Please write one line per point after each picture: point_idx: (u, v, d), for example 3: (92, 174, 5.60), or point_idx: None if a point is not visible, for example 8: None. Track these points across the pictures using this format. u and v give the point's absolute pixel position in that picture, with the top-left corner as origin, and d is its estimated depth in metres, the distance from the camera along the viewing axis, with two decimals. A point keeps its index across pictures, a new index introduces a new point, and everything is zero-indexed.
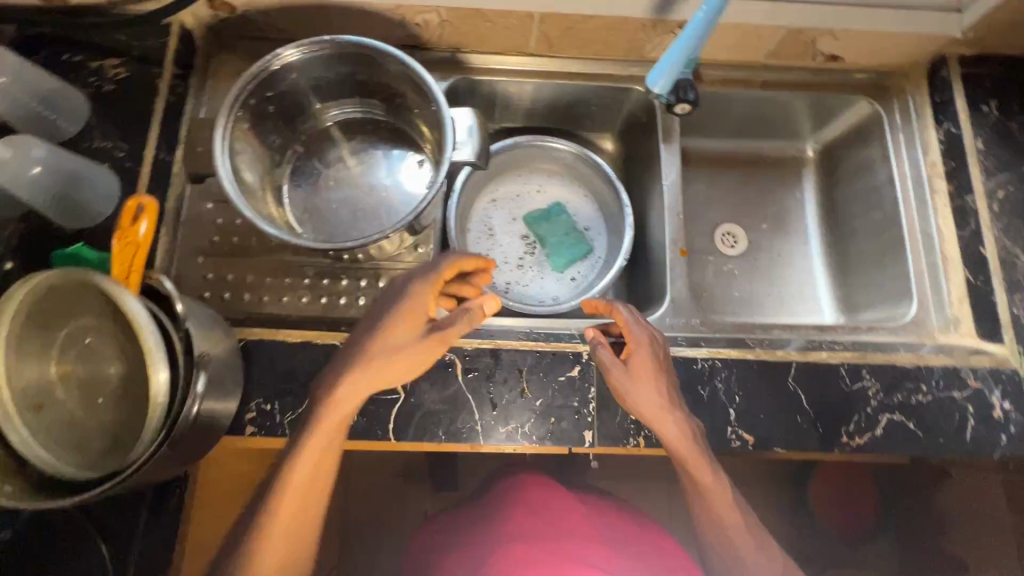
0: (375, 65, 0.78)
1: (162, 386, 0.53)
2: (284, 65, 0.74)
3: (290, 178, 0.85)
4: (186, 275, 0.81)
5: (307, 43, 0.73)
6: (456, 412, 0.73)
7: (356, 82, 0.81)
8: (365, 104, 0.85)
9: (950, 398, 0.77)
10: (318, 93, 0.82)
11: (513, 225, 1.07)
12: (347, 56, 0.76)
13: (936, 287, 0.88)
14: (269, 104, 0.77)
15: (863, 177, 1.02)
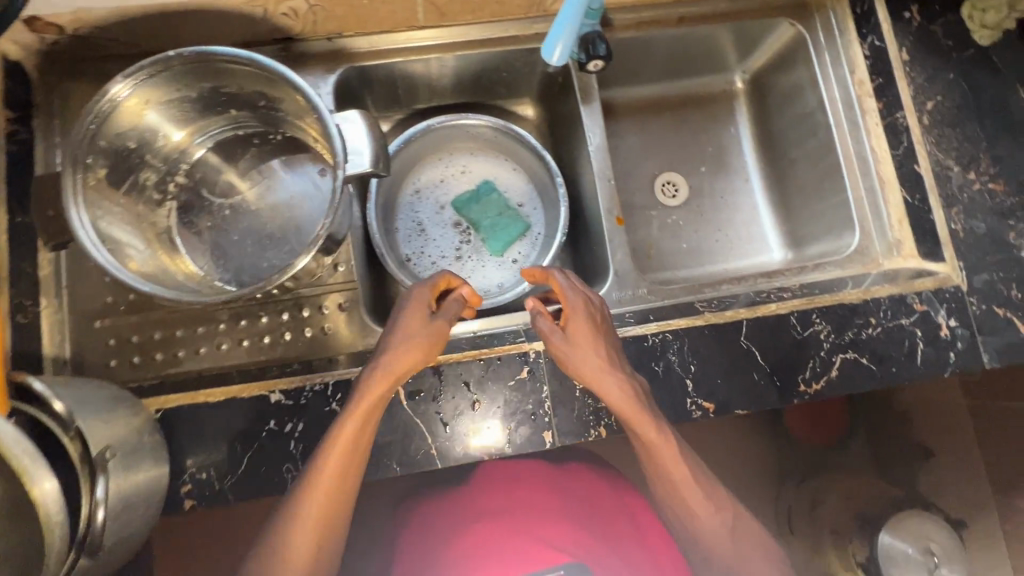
0: (238, 76, 0.68)
1: (53, 497, 0.46)
2: (128, 96, 0.64)
3: (178, 215, 0.76)
4: (83, 345, 0.73)
5: (150, 63, 0.62)
6: (407, 440, 0.69)
7: (225, 97, 0.71)
8: (245, 118, 0.75)
9: (899, 326, 0.77)
10: (183, 117, 0.72)
11: (443, 216, 1.00)
12: (205, 69, 0.66)
13: (876, 212, 0.87)
14: (126, 141, 0.67)
15: (794, 105, 0.97)
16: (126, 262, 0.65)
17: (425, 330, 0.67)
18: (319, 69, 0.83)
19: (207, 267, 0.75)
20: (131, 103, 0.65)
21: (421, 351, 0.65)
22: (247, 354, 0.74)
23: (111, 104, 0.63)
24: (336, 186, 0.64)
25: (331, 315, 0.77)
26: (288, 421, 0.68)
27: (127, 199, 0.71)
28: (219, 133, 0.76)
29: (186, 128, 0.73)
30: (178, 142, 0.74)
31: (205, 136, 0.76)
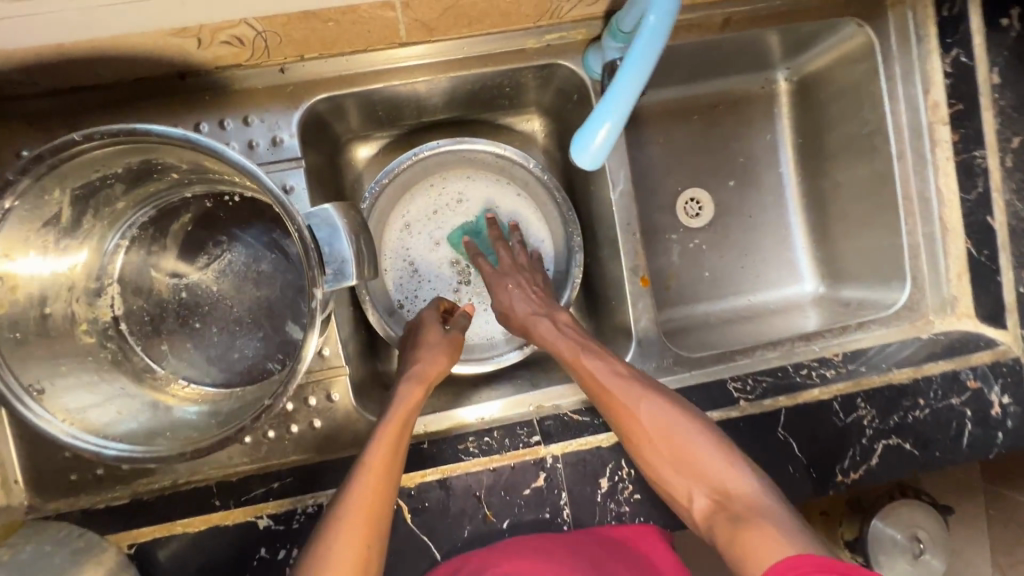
0: (172, 150, 0.52)
1: None
2: (31, 195, 0.50)
3: (125, 300, 0.63)
4: (38, 459, 0.63)
5: (51, 151, 0.47)
6: (412, 559, 0.63)
7: (160, 166, 0.56)
8: (190, 181, 0.61)
9: (948, 406, 0.70)
10: (110, 194, 0.57)
11: (439, 253, 0.85)
12: (128, 148, 0.51)
13: (933, 262, 0.77)
14: (42, 240, 0.54)
15: (848, 121, 0.82)
16: (64, 393, 0.54)
17: (445, 338, 0.71)
18: (279, 104, 0.66)
19: (168, 362, 0.64)
20: (36, 198, 0.50)
21: (448, 359, 0.69)
22: (229, 458, 0.65)
23: (9, 206, 0.49)
24: (312, 307, 0.52)
25: (320, 408, 0.67)
26: (281, 547, 0.61)
27: (57, 301, 0.57)
28: (162, 196, 0.63)
29: (121, 200, 0.59)
30: (110, 215, 0.60)
31: (146, 199, 0.62)
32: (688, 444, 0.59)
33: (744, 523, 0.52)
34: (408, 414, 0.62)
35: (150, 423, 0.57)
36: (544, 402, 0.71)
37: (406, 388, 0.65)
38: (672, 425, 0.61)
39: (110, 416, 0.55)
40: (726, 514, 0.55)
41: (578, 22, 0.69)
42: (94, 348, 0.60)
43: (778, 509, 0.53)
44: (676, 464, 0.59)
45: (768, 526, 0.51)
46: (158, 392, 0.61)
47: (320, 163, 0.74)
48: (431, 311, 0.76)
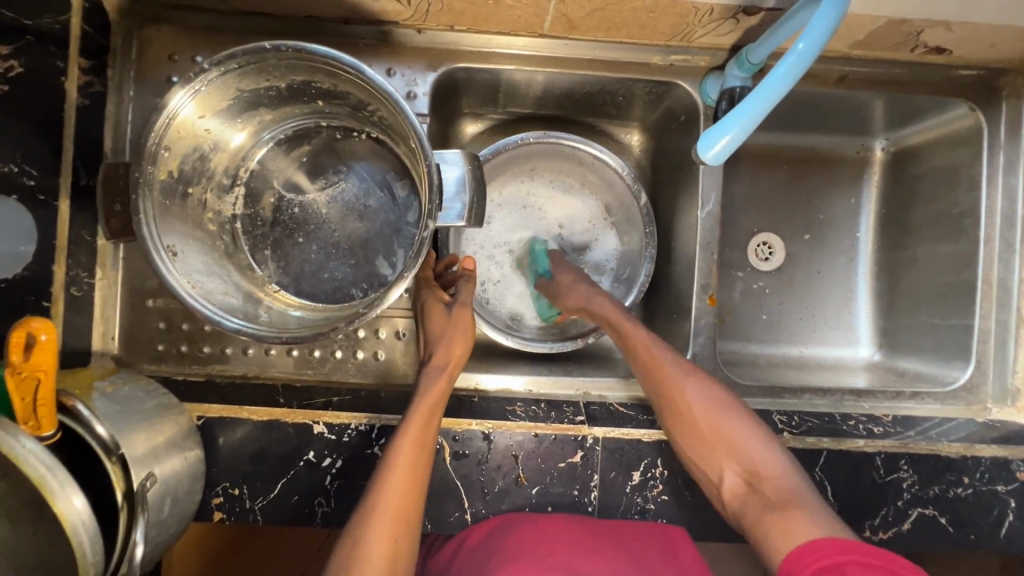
0: (333, 76, 0.59)
1: (80, 519, 0.44)
2: (212, 86, 0.57)
3: (245, 203, 0.70)
4: (136, 324, 0.70)
5: (243, 52, 0.54)
6: (443, 499, 0.66)
7: (315, 90, 0.63)
8: (332, 112, 0.68)
9: (992, 492, 0.69)
10: (266, 105, 0.64)
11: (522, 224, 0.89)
12: (300, 66, 0.58)
13: (1001, 350, 0.77)
14: (205, 127, 0.62)
15: (939, 200, 0.84)
16: (184, 264, 0.61)
17: (452, 322, 0.67)
18: (420, 63, 0.73)
19: (267, 265, 0.70)
20: (216, 89, 0.58)
21: (463, 343, 0.67)
22: (294, 366, 0.71)
23: (197, 88, 0.57)
24: (421, 237, 0.56)
25: (387, 341, 0.73)
26: (327, 456, 0.65)
27: (197, 185, 0.65)
28: (305, 120, 0.69)
29: (271, 114, 0.66)
30: (258, 123, 0.67)
31: (290, 120, 0.69)
32: (720, 425, 0.62)
33: (772, 508, 0.54)
34: (428, 412, 0.61)
35: (244, 310, 0.63)
36: (591, 388, 0.75)
37: (428, 380, 0.64)
38: (705, 408, 0.63)
39: (217, 291, 0.63)
40: (754, 494, 0.57)
41: (704, 50, 0.74)
42: (214, 235, 0.67)
43: (815, 502, 0.53)
44: (715, 443, 0.62)
45: (796, 510, 0.52)
46: (255, 288, 0.68)
47: (437, 127, 0.81)
48: (426, 291, 0.71)
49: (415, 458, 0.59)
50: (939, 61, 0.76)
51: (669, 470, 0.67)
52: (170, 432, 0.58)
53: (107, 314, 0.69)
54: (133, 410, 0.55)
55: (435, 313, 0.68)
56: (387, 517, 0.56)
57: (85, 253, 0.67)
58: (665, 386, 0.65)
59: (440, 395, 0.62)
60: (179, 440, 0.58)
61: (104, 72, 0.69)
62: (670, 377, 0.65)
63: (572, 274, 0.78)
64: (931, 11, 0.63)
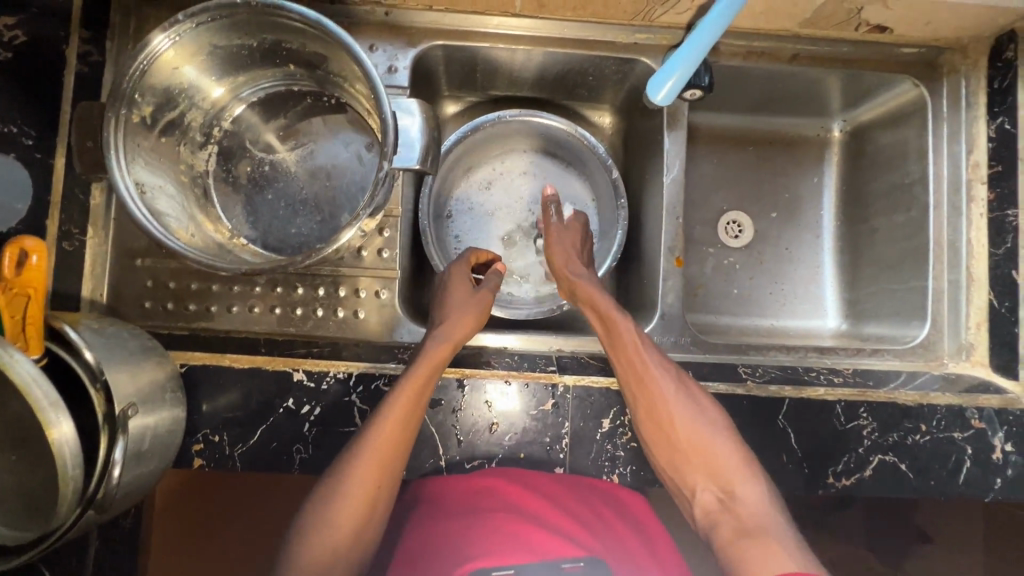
0: (304, 35, 0.64)
1: (67, 440, 0.46)
2: (187, 36, 0.61)
3: (218, 161, 0.74)
4: (124, 283, 0.72)
5: (215, 6, 0.59)
6: (419, 446, 0.68)
7: (286, 50, 0.67)
8: (302, 76, 0.72)
9: (949, 438, 0.72)
10: (241, 65, 0.68)
11: (506, 197, 0.94)
12: (270, 23, 0.62)
13: (955, 308, 0.81)
14: (179, 80, 0.65)
15: (892, 173, 0.89)
16: (154, 208, 0.63)
17: (472, 300, 0.73)
18: (401, 41, 0.79)
19: (236, 219, 0.73)
20: (191, 41, 0.62)
21: (475, 319, 0.71)
22: (277, 322, 0.74)
23: (172, 37, 0.60)
24: (378, 175, 0.60)
25: (367, 300, 0.76)
26: (306, 403, 0.67)
27: (172, 136, 0.68)
28: (276, 84, 0.73)
29: (243, 75, 0.70)
30: (233, 82, 0.70)
31: (262, 83, 0.73)
32: (698, 435, 0.65)
33: (745, 533, 0.58)
34: (427, 373, 0.65)
35: (212, 254, 0.66)
36: (563, 346, 0.77)
37: (431, 347, 0.67)
38: (685, 419, 0.65)
39: (185, 235, 0.65)
40: (726, 515, 0.61)
41: (665, 29, 0.80)
42: (185, 186, 0.70)
43: (783, 529, 0.58)
44: (693, 459, 0.65)
45: (770, 541, 0.56)
46: (224, 240, 0.71)
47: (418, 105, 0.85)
48: (461, 266, 0.77)
49: (407, 414, 0.63)
50: (884, 40, 0.82)
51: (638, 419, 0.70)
52: (154, 371, 0.60)
53: (97, 272, 0.72)
54: (117, 346, 0.57)
55: (460, 287, 0.74)
56: (371, 461, 0.61)
57: (77, 210, 0.70)
58: (649, 395, 0.66)
59: (439, 362, 0.65)
60: (162, 381, 0.61)
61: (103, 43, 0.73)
62: (656, 387, 0.66)
63: (570, 243, 0.81)
64: None
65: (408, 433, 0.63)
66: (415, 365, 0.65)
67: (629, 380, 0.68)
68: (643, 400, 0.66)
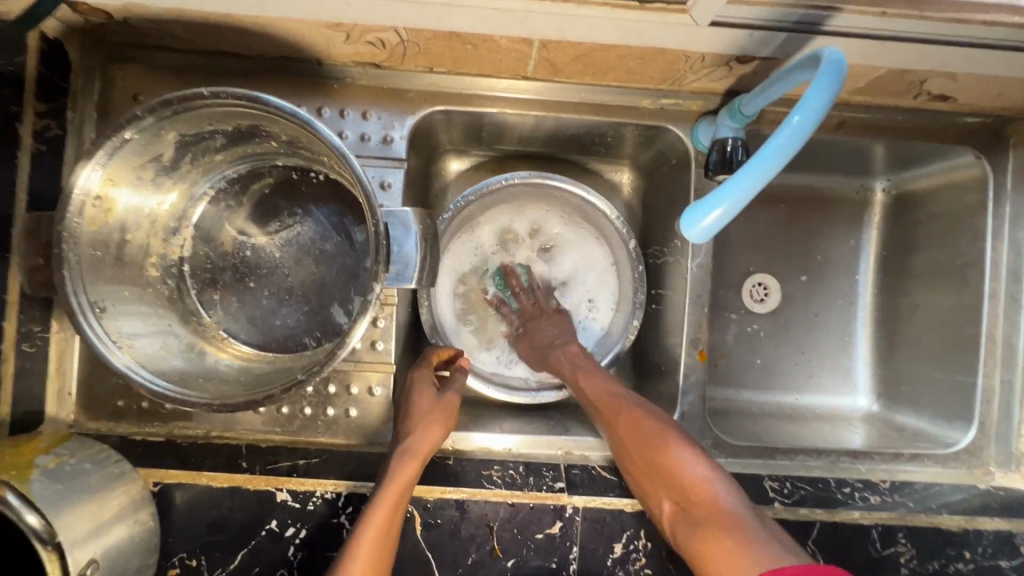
0: (284, 123, 0.56)
1: None
2: (145, 132, 0.53)
3: (194, 245, 0.66)
4: (94, 379, 0.66)
5: (177, 100, 0.51)
6: (413, 572, 0.62)
7: (264, 133, 0.59)
8: (284, 153, 0.65)
9: (995, 567, 0.66)
10: (215, 146, 0.61)
11: (513, 259, 0.84)
12: (240, 113, 0.54)
13: (1006, 410, 0.74)
14: (140, 175, 0.57)
15: (940, 248, 0.81)
16: (114, 324, 0.56)
17: (438, 406, 0.62)
18: (399, 105, 0.70)
19: (216, 312, 0.66)
20: (148, 138, 0.54)
21: (442, 430, 0.61)
22: (262, 424, 0.67)
23: (128, 137, 0.52)
24: (367, 298, 0.53)
25: (359, 397, 0.69)
26: (291, 525, 0.62)
27: (139, 230, 0.60)
28: (250, 163, 0.66)
29: (218, 154, 0.63)
30: (189, 180, 0.63)
31: (230, 165, 0.66)
32: (651, 441, 0.58)
33: (703, 538, 0.49)
34: (392, 511, 0.55)
35: (185, 365, 0.60)
36: (573, 448, 0.71)
37: (396, 470, 0.57)
38: (645, 427, 0.59)
39: (153, 347, 0.58)
40: (691, 523, 0.52)
41: (696, 95, 0.71)
42: (156, 282, 0.63)
43: (748, 523, 0.48)
44: (651, 471, 0.57)
45: (728, 538, 0.47)
46: (201, 339, 0.64)
47: (416, 169, 0.77)
48: (423, 368, 0.67)
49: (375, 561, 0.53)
50: (943, 108, 0.72)
51: (653, 542, 0.64)
52: (121, 507, 0.54)
53: (64, 369, 0.65)
54: (76, 489, 0.51)
55: (421, 391, 0.63)
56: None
57: (39, 307, 0.63)
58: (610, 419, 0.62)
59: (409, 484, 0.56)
60: (132, 516, 0.55)
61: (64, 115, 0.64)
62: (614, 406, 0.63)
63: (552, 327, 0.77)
64: (934, 64, 0.60)
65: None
66: (377, 495, 0.56)
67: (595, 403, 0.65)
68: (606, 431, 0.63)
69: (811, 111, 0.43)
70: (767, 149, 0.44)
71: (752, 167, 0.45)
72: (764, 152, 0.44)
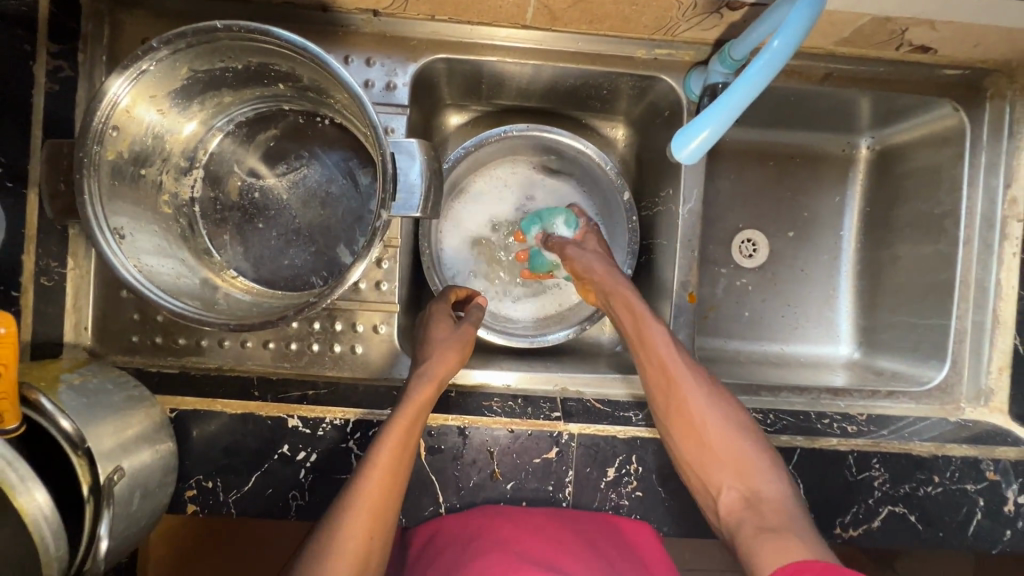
0: (294, 60, 0.58)
1: (42, 511, 0.46)
2: (161, 64, 0.55)
3: (205, 186, 0.69)
4: (110, 315, 0.69)
5: (193, 32, 0.53)
6: (418, 493, 0.66)
7: (274, 72, 0.62)
8: (292, 95, 0.67)
9: (962, 490, 0.70)
10: (226, 84, 0.63)
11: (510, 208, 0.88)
12: (254, 48, 0.57)
13: (978, 349, 0.78)
14: (156, 108, 0.59)
15: (921, 200, 0.85)
16: (133, 254, 0.59)
17: (454, 335, 0.69)
18: (401, 53, 0.72)
19: (226, 250, 0.69)
20: (165, 70, 0.56)
21: (458, 356, 0.68)
22: (271, 359, 0.71)
23: (145, 68, 0.54)
24: (375, 226, 0.56)
25: (365, 335, 0.72)
26: (302, 449, 0.65)
27: (152, 166, 0.63)
28: (261, 105, 0.68)
29: (229, 95, 0.65)
30: (209, 110, 0.65)
31: (242, 105, 0.68)
32: (726, 436, 0.63)
33: (767, 530, 0.54)
34: (416, 412, 0.62)
35: (200, 295, 0.63)
36: (569, 384, 0.75)
37: (416, 386, 0.64)
38: (723, 424, 0.64)
39: (169, 276, 0.61)
40: (750, 512, 0.58)
41: (689, 45, 0.74)
42: (169, 218, 0.65)
43: (806, 523, 0.55)
44: (719, 457, 0.62)
45: (796, 535, 0.52)
46: (212, 274, 0.67)
47: (419, 119, 0.79)
48: (440, 304, 0.74)
49: (397, 459, 0.60)
50: (925, 60, 0.76)
51: (644, 467, 0.68)
52: (142, 424, 0.57)
53: (80, 305, 0.68)
54: (99, 403, 0.54)
55: (440, 322, 0.71)
56: (368, 506, 0.57)
57: (56, 242, 0.65)
58: (674, 395, 0.65)
59: (430, 397, 0.63)
60: (153, 434, 0.58)
61: (76, 57, 0.66)
62: (685, 388, 0.65)
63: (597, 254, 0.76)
64: (914, 9, 0.63)
65: (400, 477, 0.60)
66: (400, 407, 0.62)
67: (653, 375, 0.67)
68: (675, 404, 0.65)
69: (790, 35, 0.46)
70: (748, 72, 0.47)
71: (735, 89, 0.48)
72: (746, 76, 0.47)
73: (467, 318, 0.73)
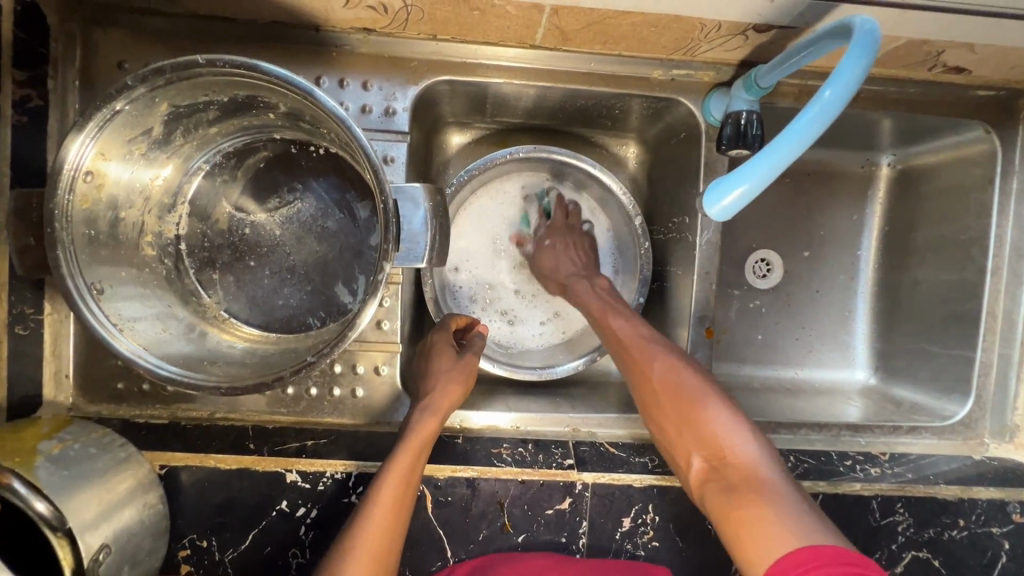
0: (285, 94, 0.53)
1: None
2: (137, 102, 0.50)
3: (191, 223, 0.64)
4: (93, 361, 0.65)
5: (171, 67, 0.47)
6: (425, 547, 0.63)
7: (263, 104, 0.57)
8: (283, 125, 0.62)
9: (987, 533, 0.68)
10: (210, 117, 0.58)
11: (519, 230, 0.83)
12: (239, 82, 0.52)
13: (1003, 382, 0.76)
14: (134, 147, 0.55)
15: (945, 225, 0.81)
16: (112, 307, 0.55)
17: (458, 365, 0.66)
18: (400, 75, 0.67)
19: (216, 292, 0.64)
20: (142, 108, 0.51)
21: (462, 387, 0.65)
22: (265, 404, 0.67)
23: (119, 108, 0.49)
24: (378, 278, 0.51)
25: (366, 377, 0.68)
26: (302, 505, 0.61)
27: (132, 207, 0.58)
28: (249, 135, 0.63)
29: (213, 127, 0.60)
30: (187, 148, 0.60)
31: (229, 136, 0.63)
32: (685, 402, 0.59)
33: (733, 501, 0.50)
34: (421, 446, 0.59)
35: (187, 346, 0.58)
36: (580, 425, 0.72)
37: (419, 418, 0.61)
38: (682, 391, 0.60)
39: (155, 329, 0.57)
40: (717, 481, 0.53)
41: (708, 65, 0.69)
42: (152, 261, 0.61)
43: (776, 489, 0.49)
44: (681, 429, 0.58)
45: (763, 503, 0.48)
46: (201, 319, 0.63)
47: (419, 142, 0.74)
48: (442, 333, 0.71)
49: (400, 500, 0.56)
50: (956, 80, 0.71)
51: (661, 516, 0.65)
52: (129, 490, 0.54)
53: (59, 352, 0.63)
54: (81, 473, 0.50)
55: (442, 352, 0.68)
56: (369, 546, 0.53)
57: (29, 288, 0.60)
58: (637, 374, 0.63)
59: (432, 432, 0.60)
60: (143, 499, 0.54)
61: (45, 84, 0.60)
62: (645, 366, 0.63)
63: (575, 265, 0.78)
64: (955, 34, 0.58)
65: (402, 519, 0.56)
66: (404, 439, 0.59)
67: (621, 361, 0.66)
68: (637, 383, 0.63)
69: (842, 85, 0.44)
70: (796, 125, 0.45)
71: (779, 144, 0.46)
72: (795, 129, 0.45)
73: (468, 344, 0.71)
